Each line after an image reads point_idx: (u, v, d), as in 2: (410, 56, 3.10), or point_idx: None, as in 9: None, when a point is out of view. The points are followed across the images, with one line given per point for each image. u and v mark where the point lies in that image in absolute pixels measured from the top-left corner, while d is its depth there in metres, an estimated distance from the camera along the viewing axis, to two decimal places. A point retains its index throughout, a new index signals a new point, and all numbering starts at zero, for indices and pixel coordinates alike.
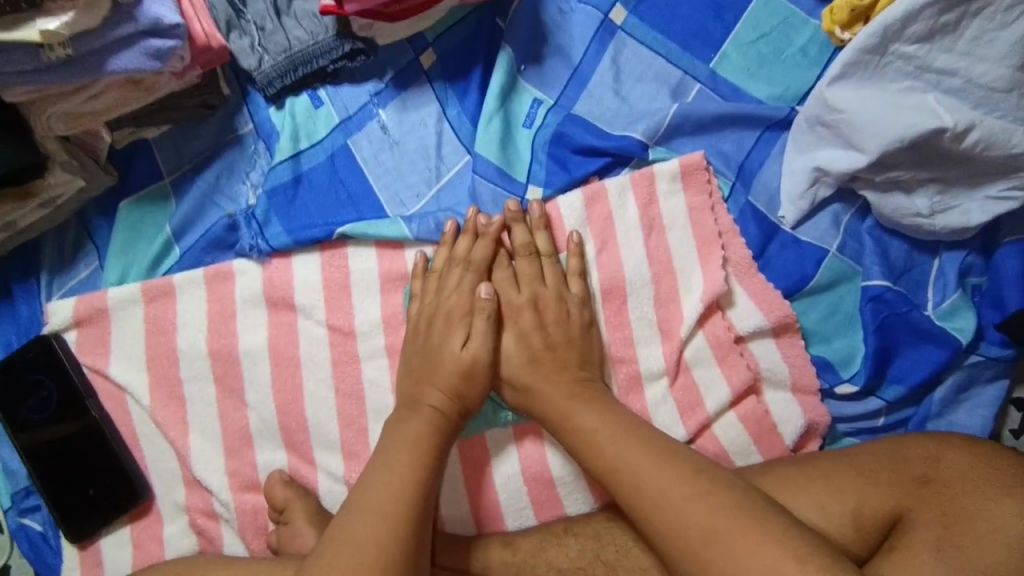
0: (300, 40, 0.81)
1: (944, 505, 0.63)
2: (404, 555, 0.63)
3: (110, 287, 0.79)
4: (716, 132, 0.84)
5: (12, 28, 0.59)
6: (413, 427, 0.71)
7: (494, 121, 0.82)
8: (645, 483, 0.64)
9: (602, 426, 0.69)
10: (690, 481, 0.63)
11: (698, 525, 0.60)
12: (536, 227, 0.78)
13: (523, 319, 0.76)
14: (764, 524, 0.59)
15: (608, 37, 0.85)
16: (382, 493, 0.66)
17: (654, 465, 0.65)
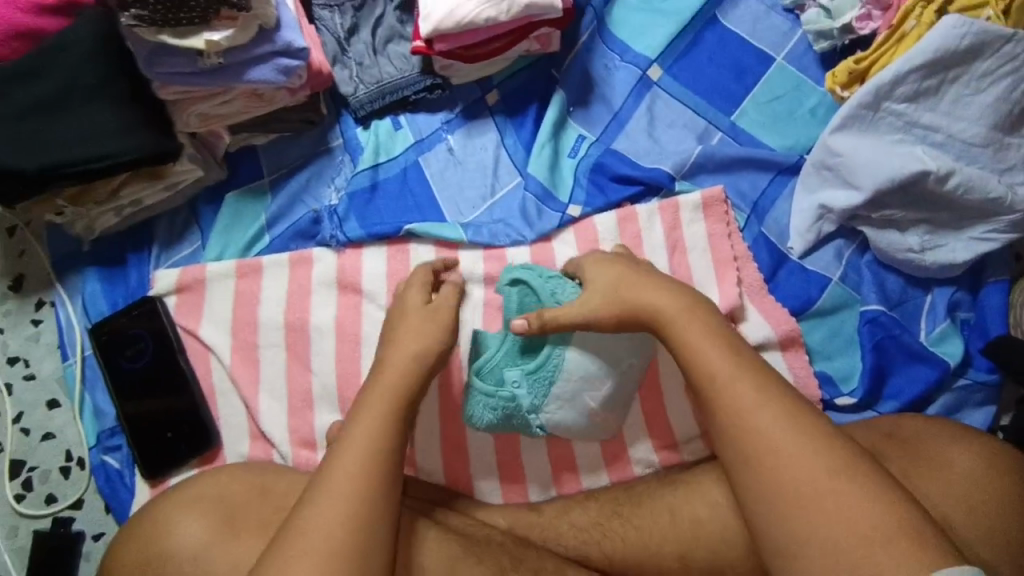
0: (390, 75, 0.98)
1: (909, 453, 0.71)
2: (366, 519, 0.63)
3: (209, 262, 0.93)
4: (735, 173, 0.97)
5: (184, 37, 0.76)
6: (375, 400, 0.70)
7: (545, 149, 0.97)
8: (740, 406, 0.65)
9: (705, 341, 0.69)
10: (757, 391, 0.65)
11: (789, 460, 0.62)
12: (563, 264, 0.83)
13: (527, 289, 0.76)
14: (815, 440, 0.63)
15: (645, 90, 1.01)
16: (345, 477, 0.64)
17: (753, 390, 0.65)
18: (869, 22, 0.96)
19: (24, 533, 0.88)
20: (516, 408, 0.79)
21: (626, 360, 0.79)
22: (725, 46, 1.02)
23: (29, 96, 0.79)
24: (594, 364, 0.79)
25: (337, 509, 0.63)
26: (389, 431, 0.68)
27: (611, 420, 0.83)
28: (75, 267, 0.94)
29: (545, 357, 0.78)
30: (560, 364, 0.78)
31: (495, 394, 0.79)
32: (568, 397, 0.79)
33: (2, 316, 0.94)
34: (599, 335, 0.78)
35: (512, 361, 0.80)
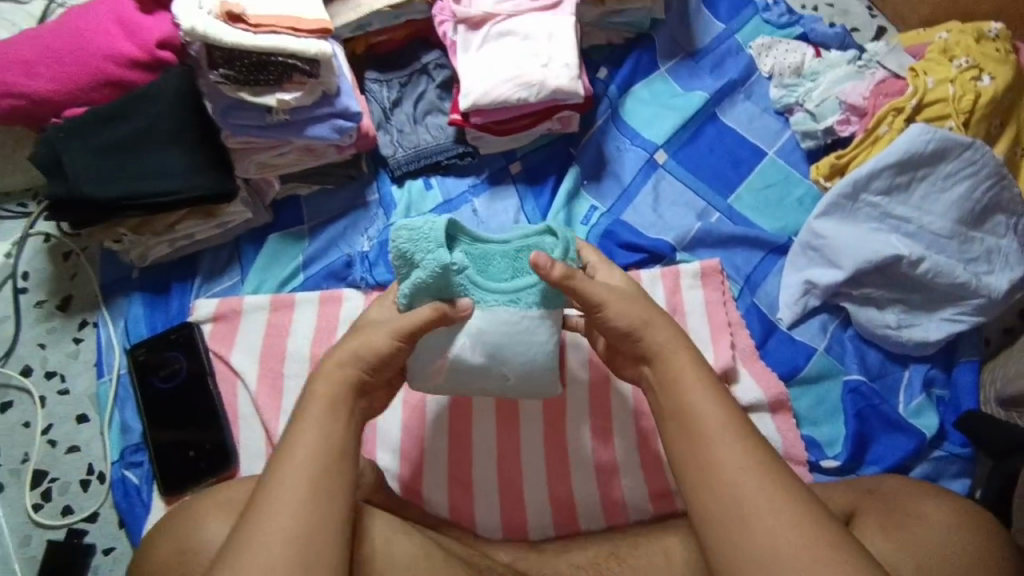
0: (427, 142, 1.11)
1: (887, 506, 0.77)
2: (321, 522, 0.65)
3: (248, 293, 1.02)
4: (731, 248, 1.08)
5: (258, 95, 0.87)
6: (316, 401, 0.70)
7: (560, 214, 1.10)
8: (710, 438, 0.67)
9: (686, 370, 0.71)
10: (739, 450, 0.66)
11: (748, 497, 0.64)
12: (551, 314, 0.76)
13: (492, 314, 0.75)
14: (792, 499, 0.64)
15: (651, 171, 1.14)
16: (291, 485, 0.65)
17: (725, 425, 0.67)
18: (849, 125, 1.10)
19: (37, 543, 0.90)
20: (417, 272, 0.73)
21: (502, 368, 0.77)
22: (723, 139, 1.16)
23: (110, 136, 0.90)
24: (503, 340, 0.75)
25: (294, 512, 0.64)
26: (331, 433, 0.68)
27: (445, 378, 0.79)
28: (122, 292, 1.02)
29: (487, 290, 0.75)
30: (485, 306, 0.75)
31: (436, 247, 0.73)
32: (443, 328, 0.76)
33: (47, 332, 1.00)
34: (537, 340, 0.76)
35: (475, 260, 0.76)
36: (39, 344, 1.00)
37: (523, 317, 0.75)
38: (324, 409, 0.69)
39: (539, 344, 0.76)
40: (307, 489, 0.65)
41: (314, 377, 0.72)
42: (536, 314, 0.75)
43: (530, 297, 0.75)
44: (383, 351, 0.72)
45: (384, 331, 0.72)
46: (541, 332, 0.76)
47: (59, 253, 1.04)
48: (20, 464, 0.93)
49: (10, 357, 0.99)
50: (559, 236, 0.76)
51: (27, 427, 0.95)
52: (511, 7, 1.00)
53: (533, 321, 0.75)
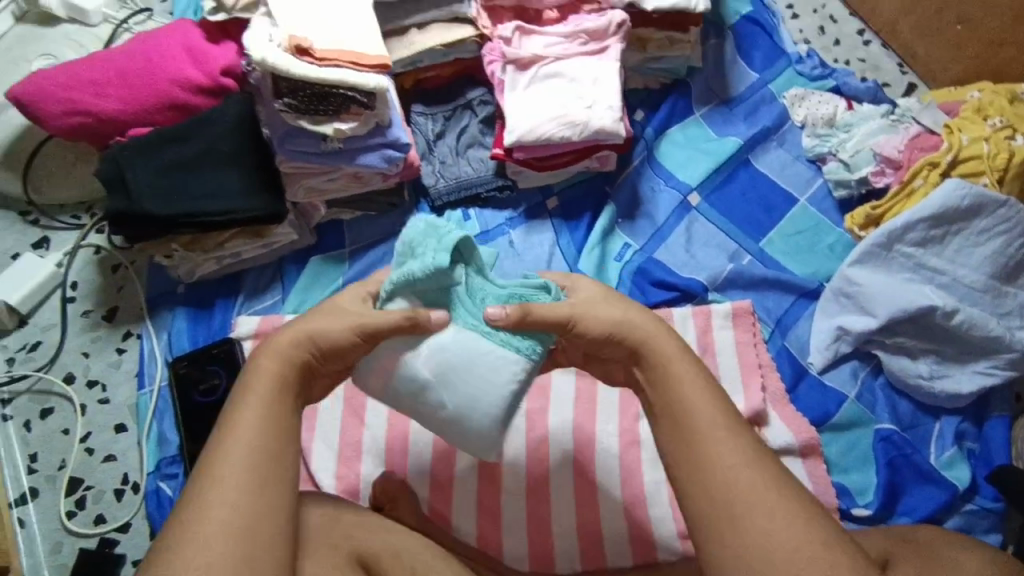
0: (468, 174, 1.15)
1: (924, 555, 0.76)
2: (266, 509, 0.61)
3: (288, 313, 1.04)
4: (762, 291, 1.09)
5: (317, 124, 0.91)
6: (258, 381, 0.66)
7: (594, 251, 1.12)
8: (704, 433, 0.67)
9: (677, 366, 0.70)
10: (727, 445, 0.66)
11: (741, 493, 0.63)
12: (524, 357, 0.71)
13: (462, 340, 0.70)
14: (781, 493, 0.63)
15: (684, 212, 1.17)
16: (233, 471, 0.62)
17: (719, 420, 0.67)
18: (884, 176, 1.12)
19: (68, 551, 0.91)
20: (415, 267, 0.68)
21: (439, 395, 0.70)
22: (755, 184, 1.19)
23: (172, 155, 0.94)
24: (460, 366, 0.69)
25: (237, 502, 0.60)
26: (278, 415, 0.65)
27: (380, 387, 0.72)
28: (167, 305, 1.05)
29: (468, 312, 0.71)
30: (459, 325, 0.70)
31: (443, 251, 0.68)
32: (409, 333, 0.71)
33: (91, 341, 1.03)
34: (494, 378, 0.70)
35: (469, 279, 0.72)
36: (83, 352, 1.02)
37: (488, 350, 0.70)
38: (270, 389, 0.66)
39: (495, 386, 0.70)
40: (251, 475, 0.62)
41: (258, 356, 0.69)
42: (507, 354, 0.70)
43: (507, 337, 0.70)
44: (341, 342, 0.69)
45: (345, 323, 0.69)
46: (503, 373, 0.70)
47: (108, 265, 1.07)
48: (57, 471, 0.95)
49: (53, 364, 1.01)
50: (553, 293, 0.74)
51: (66, 434, 0.97)
52: (559, 50, 1.03)
53: (500, 358, 0.70)
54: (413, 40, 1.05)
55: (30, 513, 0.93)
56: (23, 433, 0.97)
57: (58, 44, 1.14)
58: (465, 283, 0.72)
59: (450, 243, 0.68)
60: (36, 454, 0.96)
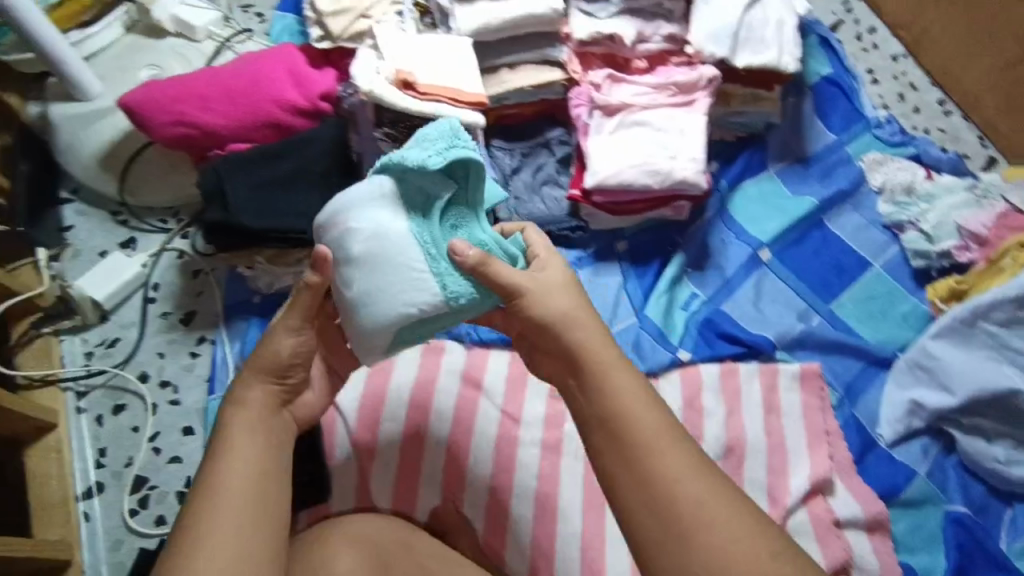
0: (542, 211, 1.17)
1: None
2: (261, 535, 0.66)
3: None
4: (832, 355, 1.09)
5: None
6: (236, 424, 0.71)
7: (662, 298, 1.12)
8: (643, 439, 0.63)
9: (614, 369, 0.67)
10: (673, 454, 0.63)
11: (687, 501, 0.60)
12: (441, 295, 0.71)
13: (404, 258, 0.71)
14: (728, 502, 0.60)
15: (755, 267, 1.16)
16: (224, 508, 0.65)
17: (658, 422, 0.64)
18: (967, 252, 1.14)
19: (128, 549, 0.93)
20: (410, 154, 0.70)
21: (353, 279, 0.72)
22: (828, 245, 1.18)
23: (271, 173, 0.98)
24: (387, 262, 0.71)
25: (238, 535, 0.64)
26: (258, 450, 0.70)
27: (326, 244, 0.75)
28: (242, 315, 1.07)
29: (432, 228, 0.72)
30: (413, 232, 0.72)
31: (441, 157, 0.69)
32: (371, 206, 0.73)
33: (166, 343, 1.06)
34: (406, 295, 0.71)
35: (454, 203, 0.73)
36: (159, 353, 1.05)
37: (419, 268, 0.71)
38: (254, 415, 0.72)
39: (404, 301, 0.71)
40: (245, 506, 0.66)
41: (227, 404, 0.73)
42: (432, 280, 0.71)
43: (445, 269, 0.71)
44: (284, 351, 0.74)
45: (279, 332, 0.74)
46: (417, 293, 0.71)
47: (189, 270, 1.11)
48: (123, 468, 0.97)
49: (129, 361, 1.04)
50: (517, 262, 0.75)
51: (135, 432, 0.99)
52: (646, 99, 1.04)
53: (423, 279, 0.71)
54: (504, 79, 1.07)
55: (94, 507, 0.95)
56: (95, 428, 0.99)
57: (166, 56, 1.19)
58: (448, 204, 0.73)
59: (454, 155, 0.69)
60: (105, 449, 0.98)
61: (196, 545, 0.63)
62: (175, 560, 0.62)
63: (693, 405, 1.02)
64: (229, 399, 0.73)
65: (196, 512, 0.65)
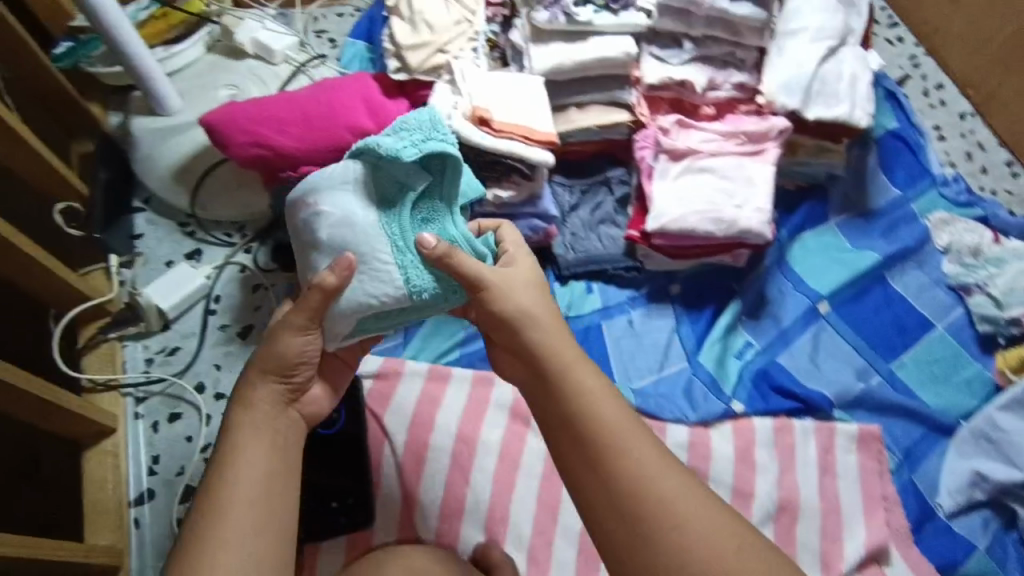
0: (598, 250, 1.17)
1: None
2: (269, 537, 0.68)
3: (408, 359, 1.08)
4: (891, 418, 1.07)
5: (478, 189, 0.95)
6: (243, 429, 0.72)
7: (715, 346, 1.11)
8: (607, 440, 0.66)
9: (575, 365, 0.70)
10: (634, 441, 0.66)
11: (651, 499, 0.63)
12: (400, 290, 0.72)
13: (371, 247, 0.72)
14: (688, 484, 0.64)
15: (813, 320, 1.14)
16: (233, 513, 0.67)
17: (621, 420, 0.67)
18: None
19: None
20: (385, 142, 0.70)
21: (321, 264, 0.73)
22: (889, 303, 1.17)
23: None
24: (351, 248, 0.72)
25: (246, 542, 0.66)
26: (265, 453, 0.71)
27: (297, 220, 0.76)
28: None
29: (400, 219, 0.72)
30: (381, 221, 0.72)
31: (415, 149, 0.69)
32: (343, 191, 0.73)
33: (223, 355, 1.08)
34: (369, 286, 0.71)
35: (426, 196, 0.73)
36: (215, 365, 1.07)
37: (381, 257, 0.72)
38: (260, 415, 0.73)
39: (366, 293, 0.71)
40: (253, 511, 0.68)
41: (233, 407, 0.74)
42: (395, 273, 0.71)
43: (410, 263, 0.72)
44: (293, 352, 0.74)
45: (288, 333, 0.73)
46: (379, 284, 0.71)
47: (250, 285, 1.13)
48: (175, 476, 0.99)
49: (187, 371, 1.06)
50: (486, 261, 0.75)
51: (188, 441, 1.01)
52: (713, 147, 1.04)
53: (387, 270, 0.72)
54: (571, 118, 1.08)
55: (143, 513, 0.97)
56: (151, 434, 1.02)
57: (243, 77, 1.23)
58: (420, 196, 0.73)
59: (429, 148, 0.69)
60: (159, 456, 1.00)
61: (206, 547, 0.65)
62: (187, 560, 0.65)
63: (746, 459, 1.01)
64: (235, 400, 0.74)
65: (206, 514, 0.67)
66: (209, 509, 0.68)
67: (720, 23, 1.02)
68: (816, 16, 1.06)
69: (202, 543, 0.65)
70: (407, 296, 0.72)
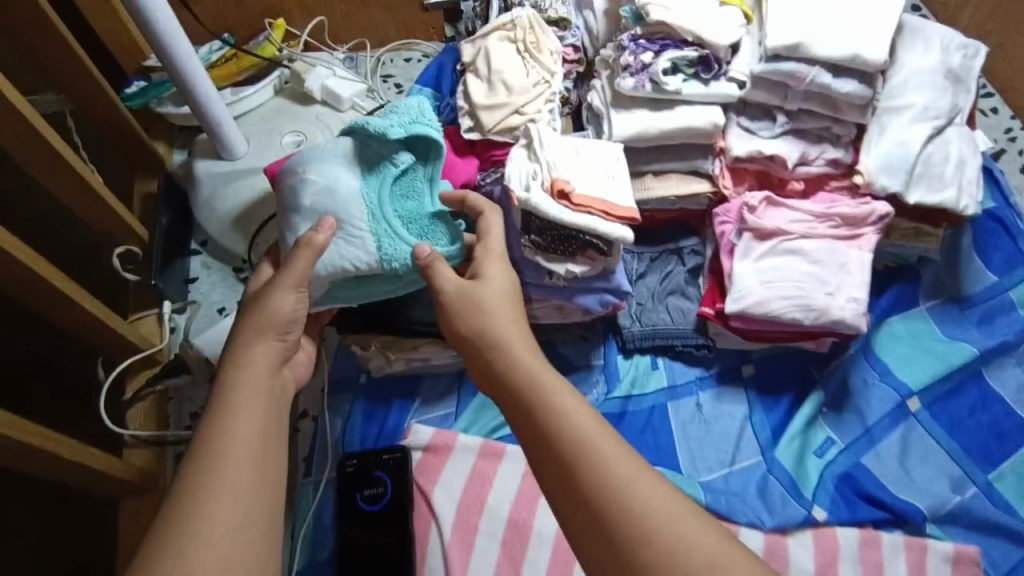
0: (666, 323, 1.09)
1: None
2: (266, 498, 0.59)
3: (460, 432, 1.02)
4: (988, 536, 0.97)
5: (551, 261, 0.89)
6: (238, 387, 0.67)
7: (794, 441, 1.02)
8: (570, 443, 0.60)
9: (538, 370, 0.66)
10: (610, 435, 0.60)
11: (618, 502, 0.56)
12: (372, 259, 0.84)
13: (352, 218, 0.84)
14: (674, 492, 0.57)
15: (902, 418, 1.05)
16: (228, 463, 0.60)
17: (588, 423, 0.61)
18: None
19: None
20: (376, 121, 0.85)
21: (304, 225, 0.85)
22: (987, 405, 1.06)
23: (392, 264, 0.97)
24: (335, 212, 0.84)
25: (239, 502, 0.58)
26: (261, 409, 0.65)
27: (287, 183, 0.88)
28: (347, 394, 1.05)
29: (382, 193, 0.86)
30: (363, 191, 0.86)
31: (402, 130, 0.84)
32: (331, 162, 0.87)
33: None
34: (347, 248, 0.83)
35: (405, 176, 0.88)
36: None
37: (358, 222, 0.84)
38: (255, 372, 0.69)
39: (343, 258, 0.83)
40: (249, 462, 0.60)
41: (229, 369, 0.70)
42: (371, 241, 0.84)
43: (384, 233, 0.84)
44: (284, 311, 0.74)
45: (283, 289, 0.75)
46: (354, 249, 0.83)
47: None
48: None
49: None
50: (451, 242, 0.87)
51: None
52: (804, 227, 0.97)
53: (362, 236, 0.84)
54: (648, 186, 1.01)
55: None
56: None
57: (310, 123, 1.21)
58: (400, 174, 0.87)
59: (415, 131, 0.85)
60: None
61: (199, 494, 0.57)
62: (175, 519, 0.55)
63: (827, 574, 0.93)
64: (229, 360, 0.70)
65: (199, 462, 0.60)
66: (201, 455, 0.60)
67: (817, 97, 0.95)
68: (921, 93, 0.99)
69: (197, 489, 0.57)
70: (377, 264, 0.84)
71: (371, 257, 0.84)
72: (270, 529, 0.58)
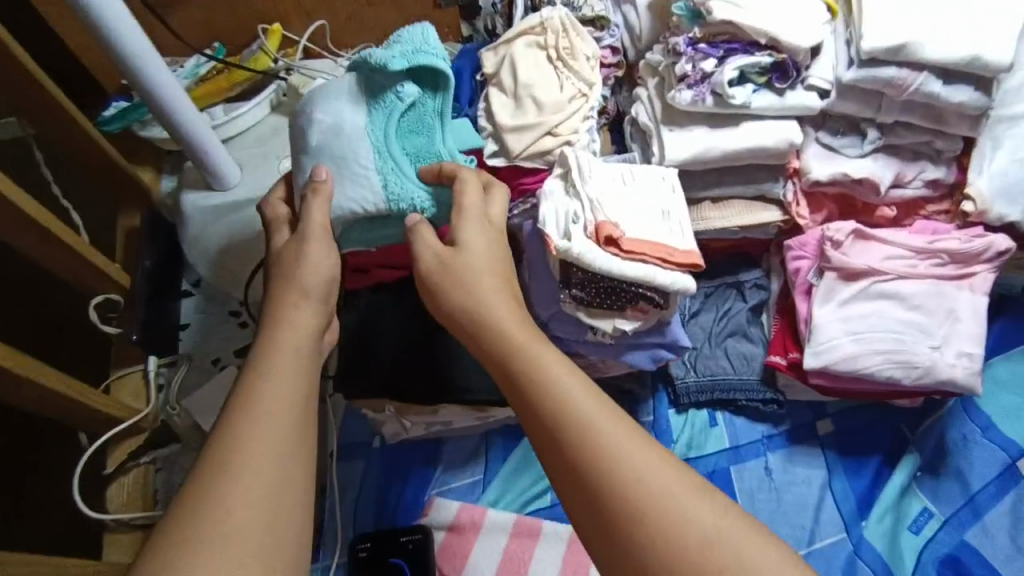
0: (725, 371, 0.93)
1: None
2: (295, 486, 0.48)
3: (487, 507, 0.88)
4: None
5: (596, 318, 0.74)
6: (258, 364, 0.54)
7: (886, 517, 0.87)
8: (564, 420, 0.51)
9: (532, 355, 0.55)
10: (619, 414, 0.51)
11: (626, 485, 0.47)
12: (381, 202, 0.70)
13: (356, 167, 0.70)
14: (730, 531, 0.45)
15: (1012, 484, 0.87)
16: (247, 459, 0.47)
17: (591, 402, 0.51)
18: None
19: None
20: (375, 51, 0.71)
21: (305, 169, 0.71)
22: None
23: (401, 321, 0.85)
24: (336, 154, 0.71)
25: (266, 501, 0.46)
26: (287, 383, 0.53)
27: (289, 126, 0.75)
28: (359, 462, 0.92)
29: (388, 129, 0.72)
30: (368, 128, 0.72)
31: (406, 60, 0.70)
32: (332, 98, 0.73)
33: None
34: (351, 190, 0.70)
35: (414, 109, 0.73)
36: None
37: (363, 161, 0.71)
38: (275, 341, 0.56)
39: (348, 201, 0.70)
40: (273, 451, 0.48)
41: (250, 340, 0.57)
42: (378, 182, 0.70)
43: (392, 172, 0.71)
44: (324, 270, 0.62)
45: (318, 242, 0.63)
46: (359, 192, 0.70)
47: None
48: None
49: None
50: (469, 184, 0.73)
51: None
52: (901, 267, 0.80)
53: (367, 178, 0.71)
54: (706, 215, 0.85)
55: None
56: None
57: None
58: (408, 108, 0.73)
59: (419, 62, 0.70)
60: None
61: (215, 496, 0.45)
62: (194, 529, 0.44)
63: None
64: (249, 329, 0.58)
65: (215, 457, 0.48)
66: (214, 440, 0.48)
67: (920, 108, 0.78)
68: None
69: (209, 482, 0.45)
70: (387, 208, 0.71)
71: (379, 201, 0.70)
72: (303, 531, 0.46)
